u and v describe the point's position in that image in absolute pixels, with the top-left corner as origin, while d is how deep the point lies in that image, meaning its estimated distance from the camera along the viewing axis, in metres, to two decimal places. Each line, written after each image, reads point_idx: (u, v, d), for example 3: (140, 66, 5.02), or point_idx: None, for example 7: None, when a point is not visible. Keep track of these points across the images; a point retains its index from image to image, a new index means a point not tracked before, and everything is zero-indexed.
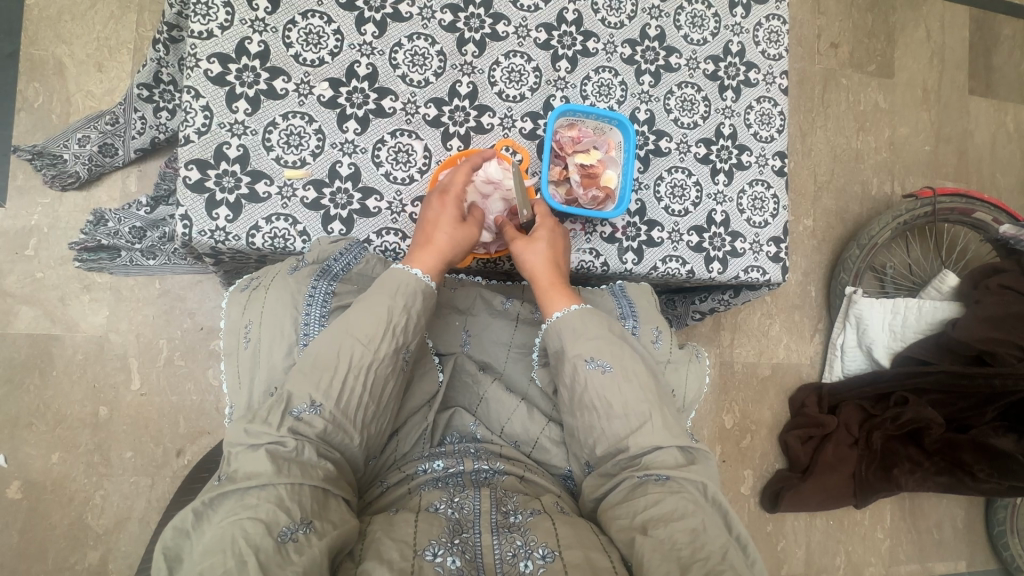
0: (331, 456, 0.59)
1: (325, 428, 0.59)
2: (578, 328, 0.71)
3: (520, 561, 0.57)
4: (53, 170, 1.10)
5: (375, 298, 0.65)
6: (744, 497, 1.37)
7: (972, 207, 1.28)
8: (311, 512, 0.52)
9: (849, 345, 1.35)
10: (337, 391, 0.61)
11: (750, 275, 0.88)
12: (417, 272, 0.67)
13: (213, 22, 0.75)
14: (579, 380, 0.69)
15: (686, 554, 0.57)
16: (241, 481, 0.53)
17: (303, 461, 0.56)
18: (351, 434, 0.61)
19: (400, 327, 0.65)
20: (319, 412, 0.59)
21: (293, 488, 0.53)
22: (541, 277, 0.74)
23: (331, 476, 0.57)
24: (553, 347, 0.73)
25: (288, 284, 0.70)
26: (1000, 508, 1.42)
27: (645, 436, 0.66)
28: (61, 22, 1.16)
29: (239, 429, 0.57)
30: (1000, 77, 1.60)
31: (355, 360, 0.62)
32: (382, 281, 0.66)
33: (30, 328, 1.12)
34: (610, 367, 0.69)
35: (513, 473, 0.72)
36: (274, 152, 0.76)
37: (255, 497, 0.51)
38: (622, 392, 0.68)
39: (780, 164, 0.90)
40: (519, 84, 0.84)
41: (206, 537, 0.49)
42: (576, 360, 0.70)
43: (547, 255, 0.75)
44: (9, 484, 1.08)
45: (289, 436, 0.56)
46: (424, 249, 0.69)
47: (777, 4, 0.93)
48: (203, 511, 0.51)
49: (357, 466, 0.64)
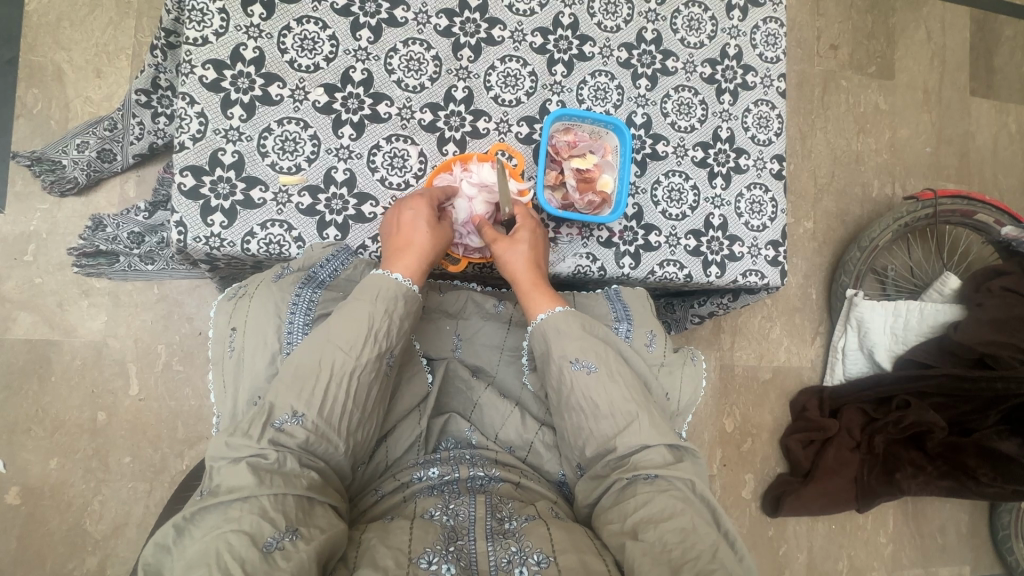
0: (315, 465, 0.59)
1: (308, 438, 0.59)
2: (563, 328, 0.71)
3: (515, 568, 0.56)
4: (52, 176, 1.11)
5: (358, 305, 0.65)
6: (745, 501, 1.36)
7: (974, 208, 1.27)
8: (296, 520, 0.53)
9: (851, 348, 1.34)
10: (320, 401, 0.60)
11: (749, 279, 0.87)
12: (399, 276, 0.68)
13: (208, 29, 0.75)
14: (565, 380, 0.69)
15: (677, 554, 0.57)
16: (224, 494, 0.53)
17: (286, 472, 0.56)
18: (335, 442, 0.61)
19: (383, 332, 0.65)
20: (301, 422, 0.59)
21: (276, 499, 0.53)
22: (523, 279, 0.73)
23: (316, 485, 0.57)
24: (540, 350, 0.72)
25: (271, 291, 0.69)
26: (1004, 512, 1.41)
27: (632, 436, 0.65)
28: (61, 28, 1.16)
29: (219, 443, 0.56)
30: (1002, 78, 1.59)
31: (338, 366, 0.62)
32: (363, 289, 0.66)
33: (28, 334, 1.12)
34: (595, 368, 0.69)
35: (510, 479, 0.71)
36: (269, 159, 0.76)
37: (238, 510, 0.51)
38: (608, 391, 0.68)
39: (778, 168, 0.90)
40: (515, 89, 0.83)
41: (190, 552, 0.49)
42: (561, 361, 0.70)
43: (528, 257, 0.74)
44: (7, 489, 1.08)
45: (270, 449, 0.56)
46: (405, 252, 0.69)
47: (774, 6, 0.93)
48: (184, 526, 0.51)
49: (342, 474, 0.63)
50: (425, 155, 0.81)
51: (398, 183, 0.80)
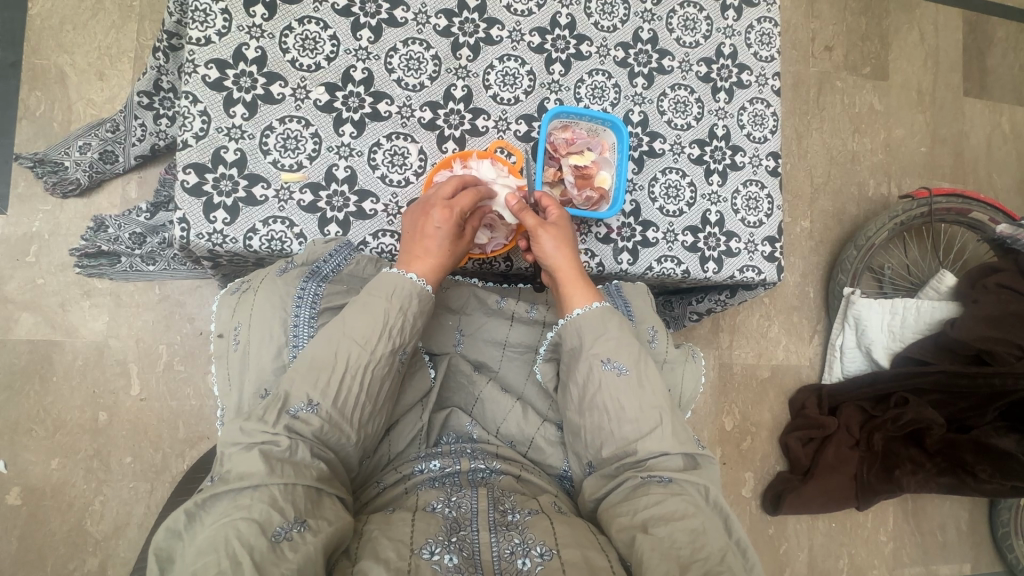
0: (326, 456, 0.60)
1: (322, 427, 0.60)
2: (596, 327, 0.72)
3: (518, 559, 0.57)
4: (54, 177, 1.12)
5: (372, 300, 0.65)
6: (745, 500, 1.36)
7: (969, 207, 1.28)
8: (305, 511, 0.53)
9: (848, 346, 1.35)
10: (335, 391, 0.61)
11: (746, 274, 0.88)
12: (411, 275, 0.68)
13: (210, 29, 0.76)
14: (594, 379, 0.69)
15: (686, 553, 0.57)
16: (235, 481, 0.53)
17: (297, 461, 0.57)
18: (348, 433, 0.62)
19: (396, 329, 0.65)
20: (315, 410, 0.60)
21: (286, 489, 0.53)
22: (566, 271, 0.74)
23: (325, 476, 0.58)
24: (570, 345, 0.73)
25: (277, 285, 0.70)
26: (1004, 510, 1.41)
27: (653, 442, 0.66)
28: (63, 31, 1.18)
29: (234, 428, 0.57)
30: (994, 79, 1.60)
31: (352, 359, 0.63)
32: (376, 284, 0.67)
33: (30, 335, 1.13)
34: (626, 370, 0.69)
35: (510, 473, 0.72)
36: (271, 156, 0.77)
37: (249, 498, 0.52)
38: (637, 396, 0.68)
39: (774, 165, 0.91)
40: (513, 87, 0.85)
41: (199, 538, 0.50)
42: (593, 359, 0.70)
43: (562, 250, 0.74)
44: (8, 490, 1.08)
45: (284, 435, 0.57)
46: (417, 257, 0.69)
47: (768, 6, 0.94)
48: (195, 512, 0.52)
49: (349, 466, 0.64)
50: (425, 153, 0.82)
51: (398, 180, 0.81)
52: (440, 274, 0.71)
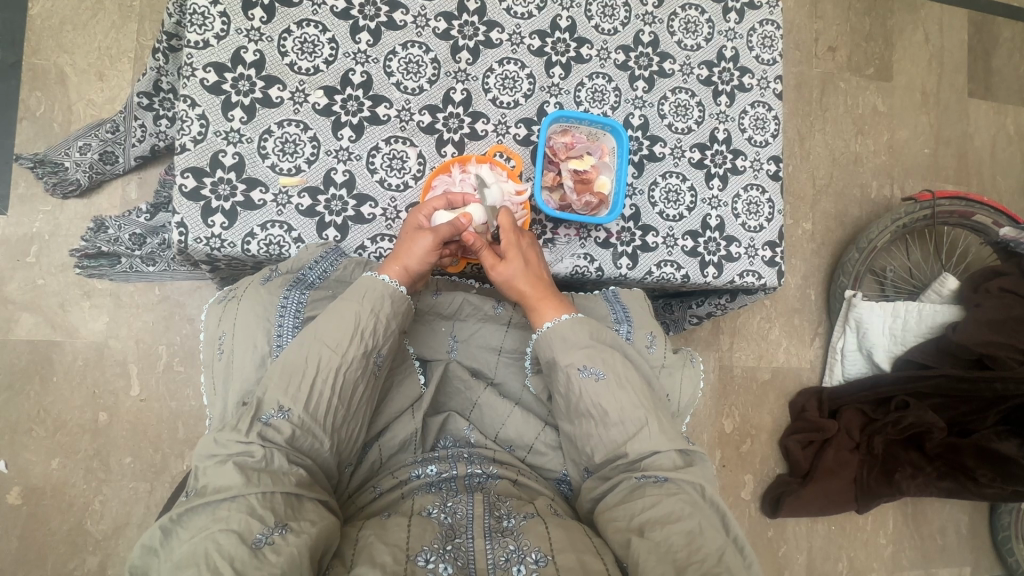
0: (303, 463, 0.60)
1: (294, 433, 0.59)
2: (569, 336, 0.71)
3: (513, 565, 0.57)
4: (54, 178, 1.11)
5: (345, 307, 0.66)
6: (745, 502, 1.36)
7: (972, 210, 1.28)
8: (285, 516, 0.53)
9: (849, 349, 1.34)
10: (306, 396, 0.61)
11: (746, 279, 0.88)
12: (386, 277, 0.68)
13: (209, 32, 0.76)
14: (573, 389, 0.70)
15: (682, 556, 0.57)
16: (212, 494, 0.53)
17: (274, 470, 0.56)
18: (322, 439, 0.62)
19: (369, 330, 0.66)
20: (287, 417, 0.60)
21: (264, 497, 0.53)
22: (530, 293, 0.74)
23: (305, 482, 0.58)
24: (545, 358, 0.73)
25: (260, 294, 0.70)
26: (1004, 513, 1.41)
27: (642, 442, 0.66)
28: (63, 31, 1.17)
29: (207, 441, 0.57)
30: (1000, 79, 1.59)
31: (324, 363, 0.63)
32: (352, 289, 0.67)
33: (30, 335, 1.13)
34: (603, 375, 0.69)
35: (507, 477, 0.72)
36: (269, 160, 0.77)
37: (226, 510, 0.51)
38: (618, 399, 0.68)
39: (775, 169, 0.90)
40: (513, 90, 0.84)
41: (176, 553, 0.49)
42: (569, 368, 0.70)
43: (532, 272, 0.74)
44: (9, 490, 1.08)
45: (257, 445, 0.56)
46: (393, 259, 0.70)
47: (771, 9, 0.93)
48: (171, 528, 0.52)
49: (328, 472, 0.64)
50: (424, 157, 0.81)
51: (396, 185, 0.80)
52: (412, 278, 0.71)
